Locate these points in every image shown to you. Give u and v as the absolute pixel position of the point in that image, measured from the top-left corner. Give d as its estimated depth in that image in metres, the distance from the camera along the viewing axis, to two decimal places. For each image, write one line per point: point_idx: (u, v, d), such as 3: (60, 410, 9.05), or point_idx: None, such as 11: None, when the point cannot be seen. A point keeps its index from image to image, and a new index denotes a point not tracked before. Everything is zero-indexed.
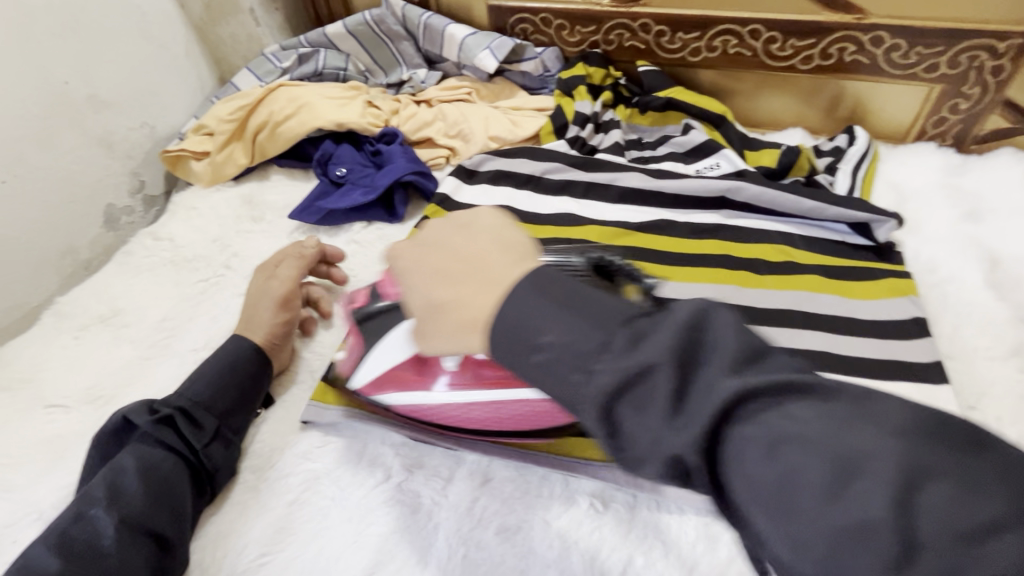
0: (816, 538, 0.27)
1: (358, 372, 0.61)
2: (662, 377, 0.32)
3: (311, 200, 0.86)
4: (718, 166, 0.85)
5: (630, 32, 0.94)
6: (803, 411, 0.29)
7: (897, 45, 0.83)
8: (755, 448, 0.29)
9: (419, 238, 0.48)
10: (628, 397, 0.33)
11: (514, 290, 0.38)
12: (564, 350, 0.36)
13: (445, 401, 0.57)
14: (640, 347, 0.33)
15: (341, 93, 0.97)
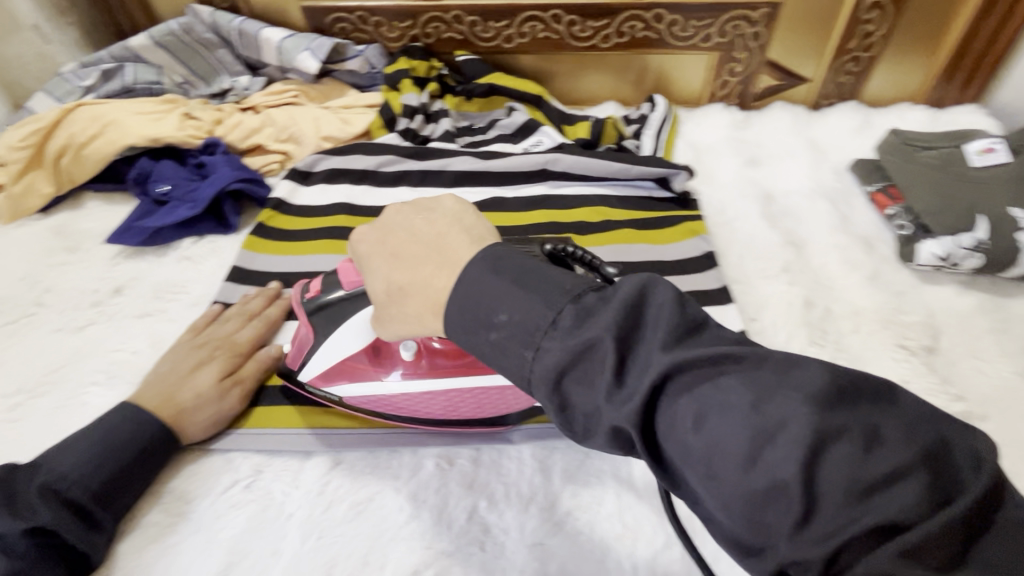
0: (737, 498, 0.28)
1: (307, 364, 0.58)
2: (609, 350, 0.32)
3: (131, 221, 0.81)
4: (541, 143, 0.92)
5: (445, 24, 0.98)
6: (730, 381, 0.30)
7: (675, 20, 0.94)
8: (595, 379, 0.33)
9: (379, 221, 0.47)
10: (576, 373, 0.34)
11: (470, 270, 0.39)
12: (482, 324, 0.37)
13: (398, 391, 0.57)
14: (537, 307, 0.35)
15: (154, 107, 0.92)
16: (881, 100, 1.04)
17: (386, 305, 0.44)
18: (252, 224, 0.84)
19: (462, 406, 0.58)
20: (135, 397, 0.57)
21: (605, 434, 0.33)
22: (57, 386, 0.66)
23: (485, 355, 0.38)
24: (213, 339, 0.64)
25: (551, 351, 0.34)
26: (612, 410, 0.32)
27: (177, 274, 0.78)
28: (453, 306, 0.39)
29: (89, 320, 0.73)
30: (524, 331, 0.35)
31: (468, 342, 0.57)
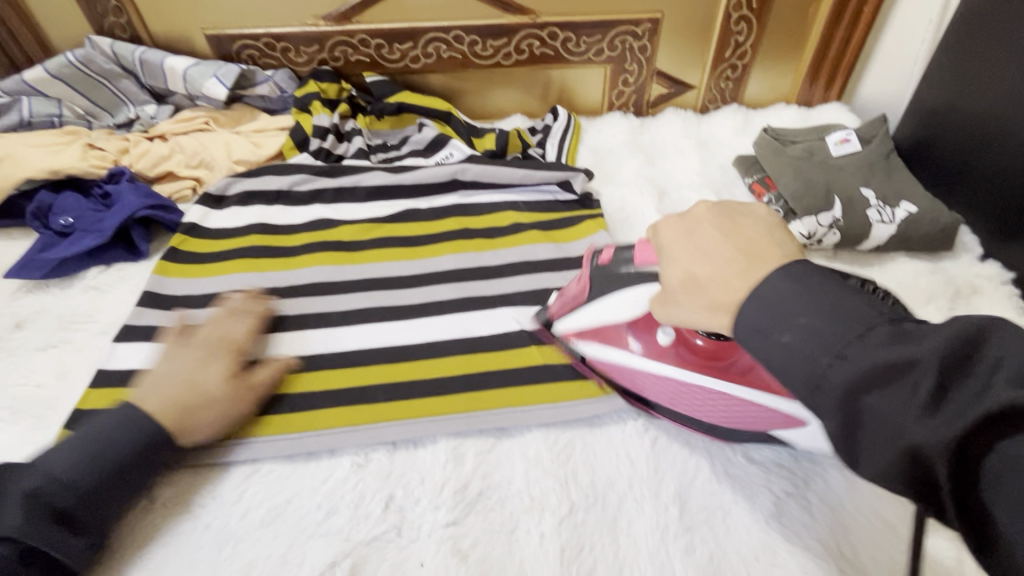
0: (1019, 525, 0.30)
1: (569, 319, 0.65)
2: (919, 377, 0.32)
3: (33, 254, 0.79)
4: (451, 156, 0.97)
5: (352, 47, 1.02)
6: (900, 395, 0.33)
7: (569, 37, 1.02)
8: (901, 402, 0.33)
9: (688, 216, 0.48)
10: (872, 386, 0.34)
11: (772, 278, 0.39)
12: (773, 339, 0.38)
13: (643, 368, 0.61)
14: (860, 316, 0.36)
15: (54, 139, 0.90)
16: (760, 102, 1.15)
17: (678, 292, 0.46)
18: (164, 249, 0.84)
19: (601, 369, 0.64)
20: (140, 400, 0.56)
21: (890, 453, 0.33)
22: None
23: (761, 359, 0.39)
24: (215, 340, 0.64)
25: (849, 364, 0.35)
26: (925, 433, 0.32)
27: (85, 305, 0.76)
28: (750, 306, 0.39)
29: None
30: (836, 338, 0.35)
31: (604, 325, 0.62)
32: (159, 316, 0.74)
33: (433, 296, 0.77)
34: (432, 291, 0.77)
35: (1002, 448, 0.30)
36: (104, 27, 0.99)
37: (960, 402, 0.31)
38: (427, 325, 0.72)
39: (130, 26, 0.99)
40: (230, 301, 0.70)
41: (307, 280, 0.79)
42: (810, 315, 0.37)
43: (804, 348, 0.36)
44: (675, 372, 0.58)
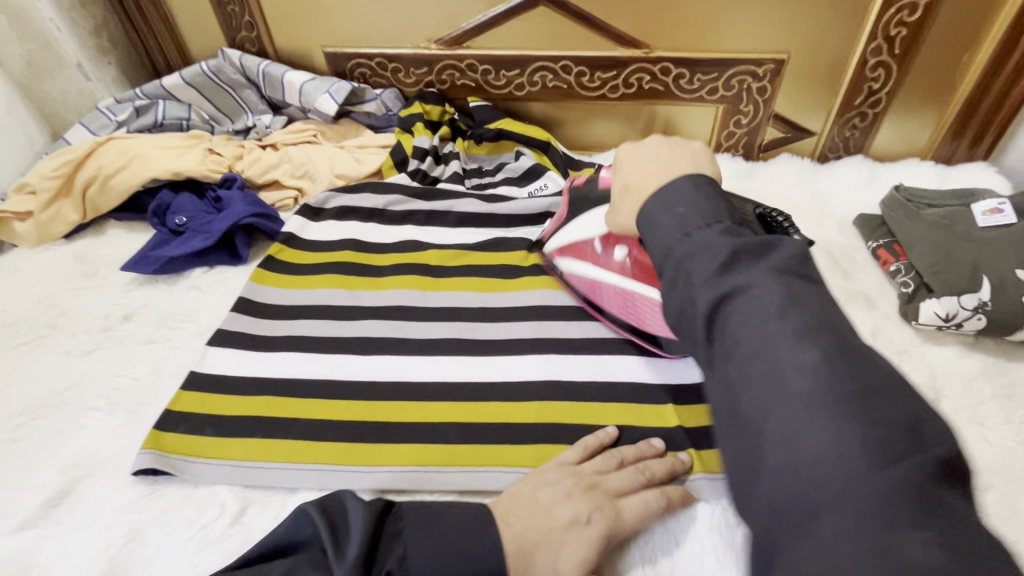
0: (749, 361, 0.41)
1: (555, 238, 0.81)
2: (723, 259, 0.45)
3: (148, 250, 0.85)
4: (546, 187, 0.94)
5: (460, 72, 1.03)
6: (703, 257, 0.46)
7: (682, 74, 0.97)
8: (702, 264, 0.46)
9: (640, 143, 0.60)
10: (700, 253, 0.46)
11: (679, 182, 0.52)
12: (666, 243, 0.49)
13: (613, 285, 0.73)
14: (723, 238, 0.47)
15: (179, 142, 0.97)
16: (889, 155, 1.04)
17: (642, 254, 0.54)
18: (262, 255, 0.88)
19: (578, 295, 0.77)
20: (499, 518, 0.51)
21: (684, 298, 0.46)
22: (59, 410, 0.67)
23: (648, 234, 0.52)
24: (603, 491, 0.54)
25: (702, 265, 0.45)
26: (701, 278, 0.45)
27: (186, 304, 0.80)
28: (653, 201, 0.52)
29: (97, 345, 0.75)
30: (700, 248, 0.47)
31: (577, 241, 0.77)
32: (250, 323, 0.76)
33: (514, 335, 0.74)
34: (514, 329, 0.75)
35: (764, 350, 0.41)
36: (235, 40, 1.05)
37: (757, 314, 0.42)
38: (506, 367, 0.70)
39: (258, 40, 1.05)
40: (644, 450, 0.60)
41: (391, 302, 0.79)
42: (700, 225, 0.48)
43: (681, 259, 0.47)
44: (628, 284, 0.72)
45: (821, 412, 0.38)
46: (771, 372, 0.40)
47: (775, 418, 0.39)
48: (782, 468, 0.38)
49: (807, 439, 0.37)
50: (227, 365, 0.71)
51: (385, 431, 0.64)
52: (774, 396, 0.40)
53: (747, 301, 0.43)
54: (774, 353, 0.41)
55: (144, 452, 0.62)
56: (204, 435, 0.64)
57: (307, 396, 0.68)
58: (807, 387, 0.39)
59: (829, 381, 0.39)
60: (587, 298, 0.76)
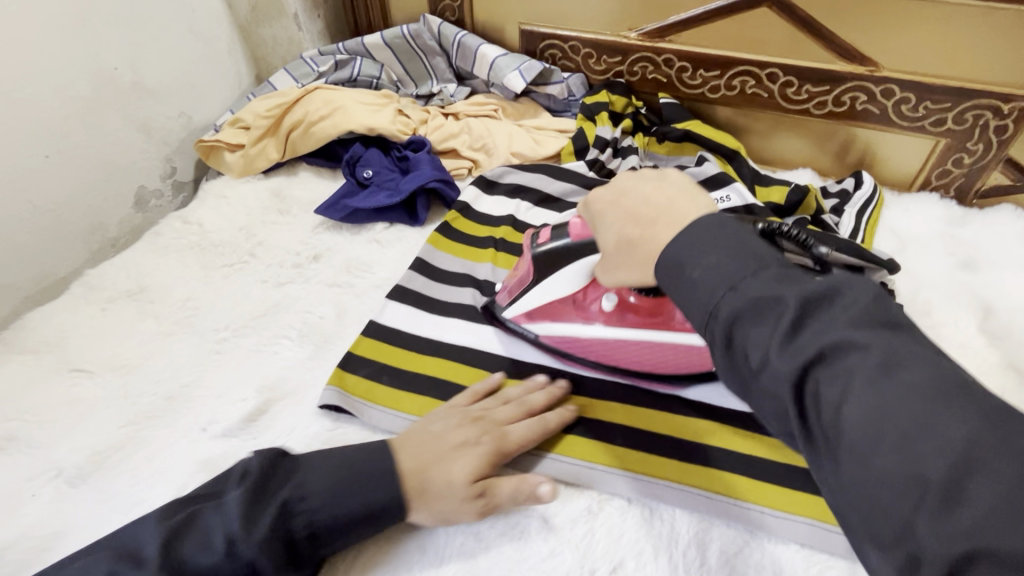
0: (867, 440, 0.35)
1: (515, 304, 0.70)
2: (783, 307, 0.39)
3: (338, 197, 0.90)
4: (728, 198, 0.88)
5: (654, 65, 0.99)
6: (757, 329, 0.39)
7: (907, 98, 0.87)
8: (762, 329, 0.39)
9: (609, 186, 0.57)
10: (751, 315, 0.40)
11: (701, 225, 0.45)
12: (704, 301, 0.43)
13: (596, 334, 0.68)
14: (785, 285, 0.40)
15: (375, 100, 1.01)
16: None
17: (614, 253, 0.54)
18: (437, 222, 0.90)
19: (555, 345, 0.70)
20: (394, 446, 0.55)
21: (770, 381, 0.39)
22: (256, 331, 0.73)
23: (678, 288, 0.45)
24: (489, 421, 0.59)
25: (761, 333, 0.39)
26: (772, 358, 0.38)
27: (367, 255, 0.84)
28: (675, 245, 0.46)
29: (289, 279, 0.81)
30: (755, 309, 0.40)
31: (551, 301, 0.69)
32: (426, 284, 0.79)
33: None
34: None
35: (887, 414, 0.34)
36: (437, 8, 1.09)
37: (844, 372, 0.36)
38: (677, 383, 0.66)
39: (459, 11, 1.07)
40: (548, 391, 0.64)
41: None
42: (744, 275, 0.41)
43: (736, 328, 0.41)
44: (629, 333, 0.67)
45: (957, 484, 0.32)
46: (910, 432, 0.33)
47: (858, 418, 0.35)
48: (914, 541, 0.33)
49: (980, 517, 0.31)
50: (403, 320, 0.74)
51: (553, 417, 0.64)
52: (912, 470, 0.33)
53: (838, 366, 0.36)
54: (891, 414, 0.34)
55: (328, 388, 0.66)
56: (381, 383, 0.67)
57: (479, 365, 0.69)
58: (948, 455, 0.32)
59: (986, 451, 0.32)
60: (575, 353, 0.69)
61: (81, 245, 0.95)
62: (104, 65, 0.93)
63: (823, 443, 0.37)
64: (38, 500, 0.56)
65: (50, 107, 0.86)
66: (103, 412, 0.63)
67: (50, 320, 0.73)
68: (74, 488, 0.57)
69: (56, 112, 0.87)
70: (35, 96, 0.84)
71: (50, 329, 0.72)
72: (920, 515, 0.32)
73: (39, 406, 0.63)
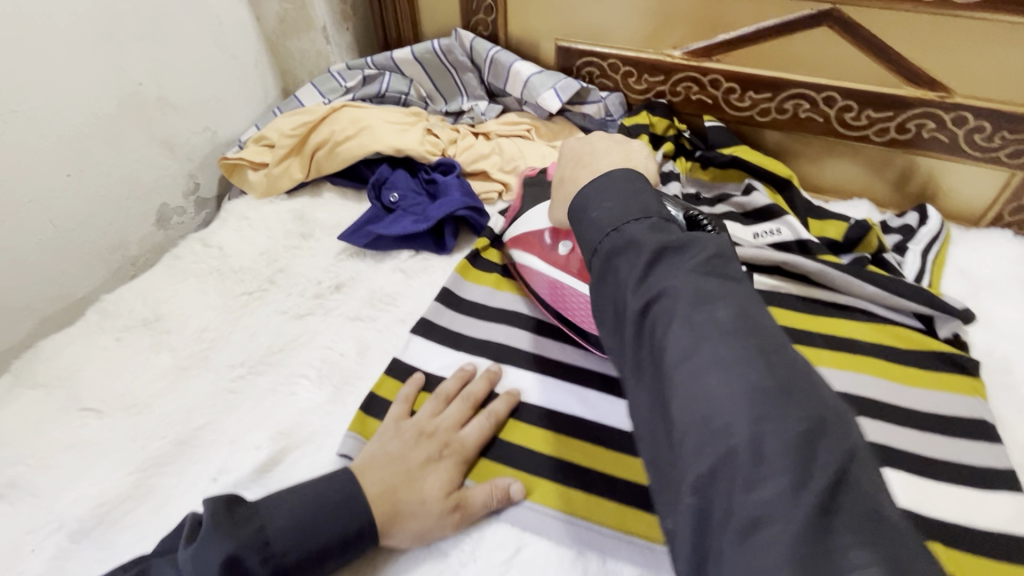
0: (718, 417, 0.35)
1: (531, 265, 0.74)
2: (683, 295, 0.40)
3: (362, 222, 0.85)
4: (778, 232, 0.81)
5: (699, 86, 0.93)
6: (660, 307, 0.41)
7: (981, 127, 0.79)
8: (660, 297, 0.41)
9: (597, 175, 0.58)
10: (658, 304, 0.41)
11: (630, 210, 0.47)
12: (590, 242, 0.48)
13: (595, 300, 0.67)
14: (651, 234, 0.45)
15: (403, 118, 0.97)
16: None
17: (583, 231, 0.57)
18: (465, 250, 0.85)
19: (562, 318, 0.70)
20: (357, 472, 0.54)
21: (649, 349, 0.41)
22: (274, 368, 0.70)
23: (603, 268, 0.46)
24: (441, 432, 0.59)
25: (661, 308, 0.41)
26: (665, 338, 0.39)
27: (391, 285, 0.80)
28: (607, 219, 0.48)
29: (310, 310, 0.77)
30: (624, 245, 0.45)
31: (557, 265, 0.71)
32: (453, 320, 0.74)
33: None
34: None
35: (728, 403, 0.35)
36: (470, 22, 1.04)
37: (713, 354, 0.37)
38: None
39: (492, 25, 1.03)
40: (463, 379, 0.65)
41: None
42: (657, 260, 0.43)
43: (609, 264, 0.45)
44: (574, 279, 0.70)
45: (755, 408, 0.34)
46: (727, 361, 0.37)
47: (714, 417, 0.35)
48: (719, 467, 0.33)
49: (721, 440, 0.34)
50: (428, 360, 0.69)
51: (589, 478, 0.59)
52: (735, 446, 0.33)
53: (673, 302, 0.40)
54: (726, 400, 0.35)
55: (347, 436, 0.61)
56: None
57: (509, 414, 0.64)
58: (721, 390, 0.35)
59: (778, 389, 0.35)
60: (579, 327, 0.69)
61: (101, 265, 0.92)
62: (129, 81, 0.91)
63: (649, 370, 0.40)
64: (40, 555, 0.53)
65: (73, 124, 0.84)
66: (112, 456, 0.60)
67: (63, 350, 0.70)
68: (78, 543, 0.54)
69: (79, 130, 0.85)
70: (57, 113, 0.82)
71: (63, 360, 0.69)
72: (757, 516, 0.31)
73: (47, 448, 0.60)
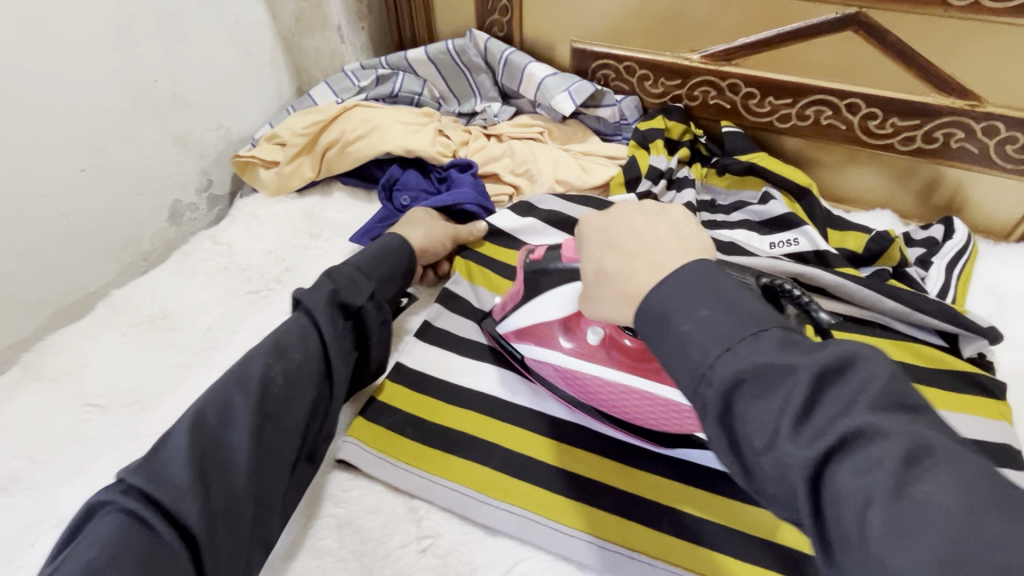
0: (918, 562, 0.27)
1: (508, 318, 0.65)
2: (795, 383, 0.33)
3: (374, 224, 0.86)
4: (795, 242, 0.79)
5: (717, 90, 0.91)
6: (759, 406, 0.34)
7: (1013, 138, 0.76)
8: (765, 402, 0.34)
9: (611, 214, 0.48)
10: (758, 391, 0.34)
11: (685, 270, 0.40)
12: (696, 364, 0.37)
13: (588, 371, 0.59)
14: (800, 353, 0.35)
15: (414, 118, 0.96)
16: None
17: (591, 284, 0.48)
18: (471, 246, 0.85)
19: (547, 377, 0.64)
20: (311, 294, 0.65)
21: (768, 465, 0.34)
22: None
23: (666, 344, 0.39)
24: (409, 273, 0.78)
25: (763, 410, 0.34)
26: (786, 448, 0.32)
27: None
28: (661, 291, 0.40)
29: None
30: (766, 374, 0.34)
31: (536, 325, 0.62)
32: (459, 322, 0.73)
33: None
34: None
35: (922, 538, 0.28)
36: (484, 23, 1.03)
37: (864, 474, 0.30)
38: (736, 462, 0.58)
39: (507, 26, 1.01)
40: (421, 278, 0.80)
41: None
42: (743, 341, 0.36)
43: (737, 395, 0.35)
44: (602, 371, 0.59)
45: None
46: (953, 544, 0.27)
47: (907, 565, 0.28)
48: None
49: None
50: (430, 362, 0.69)
51: (591, 492, 0.57)
52: None
53: (864, 460, 0.30)
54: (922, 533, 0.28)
55: (348, 441, 0.62)
56: (406, 434, 0.62)
57: (510, 421, 0.63)
58: None
59: None
60: (571, 388, 0.62)
61: (113, 260, 0.93)
62: (144, 78, 0.91)
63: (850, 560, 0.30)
64: (36, 551, 0.53)
65: (88, 120, 0.85)
66: (112, 453, 0.60)
67: (70, 345, 0.71)
68: None
69: (93, 126, 0.86)
70: (73, 109, 0.83)
71: (69, 355, 0.69)
72: None
73: (49, 442, 0.60)
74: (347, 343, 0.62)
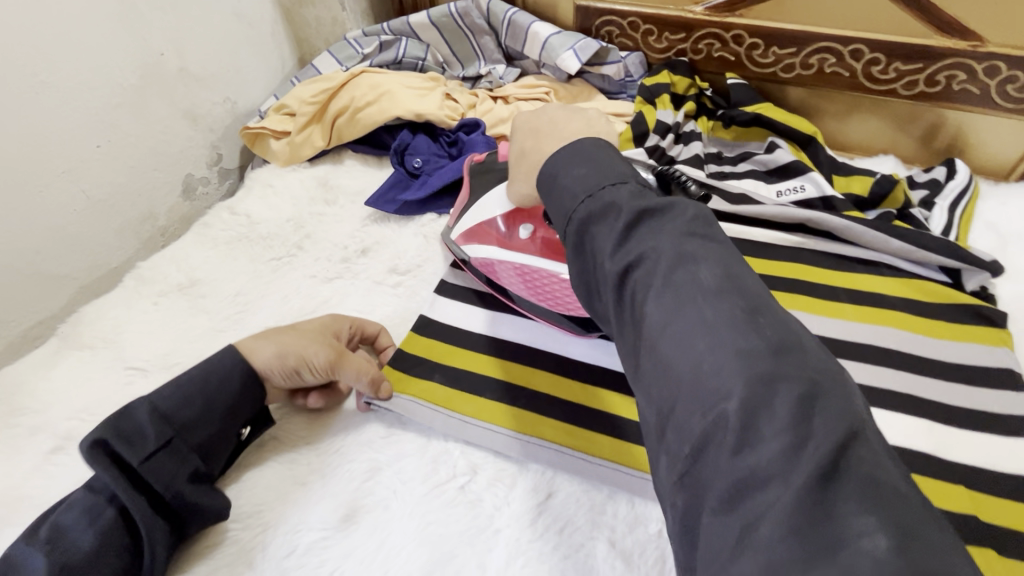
0: (703, 346, 0.33)
1: (459, 224, 0.78)
2: (625, 221, 0.41)
3: (389, 189, 0.88)
4: (802, 189, 0.81)
5: (721, 42, 0.92)
6: (607, 233, 0.42)
7: (1015, 77, 0.77)
8: (604, 230, 0.42)
9: (524, 124, 0.62)
10: (600, 223, 0.43)
11: (586, 142, 0.49)
12: (566, 207, 0.45)
13: (537, 266, 0.69)
14: (635, 201, 0.42)
15: (421, 83, 0.97)
16: None
17: (512, 181, 0.62)
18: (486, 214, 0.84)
19: (486, 276, 0.73)
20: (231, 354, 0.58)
21: (600, 277, 0.42)
22: None
23: (552, 201, 0.48)
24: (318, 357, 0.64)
25: (603, 235, 0.42)
26: (609, 265, 0.40)
27: (414, 250, 0.81)
28: (566, 153, 0.48)
29: (338, 274, 0.79)
30: (603, 210, 0.43)
31: (480, 223, 0.75)
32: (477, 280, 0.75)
33: None
34: None
35: (696, 335, 0.34)
36: None
37: (676, 294, 0.36)
38: None
39: None
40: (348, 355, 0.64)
41: None
42: (602, 188, 0.44)
43: (585, 230, 0.43)
44: (535, 259, 0.70)
45: (721, 351, 0.33)
46: (717, 338, 0.33)
47: (680, 355, 0.34)
48: (702, 417, 0.32)
49: (677, 357, 0.34)
50: (453, 316, 0.71)
51: (616, 428, 0.60)
52: (702, 373, 0.33)
53: (652, 270, 0.38)
54: (715, 334, 0.33)
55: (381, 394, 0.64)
56: (434, 382, 0.65)
57: (534, 367, 0.66)
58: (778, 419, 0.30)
59: (776, 384, 0.30)
60: (519, 279, 0.70)
61: (133, 235, 0.95)
62: (151, 52, 0.91)
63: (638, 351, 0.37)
64: None
65: (99, 96, 0.85)
66: None
67: (104, 315, 0.73)
68: None
69: (105, 101, 0.86)
70: (84, 83, 0.83)
71: (105, 325, 0.72)
72: (731, 472, 0.30)
73: (97, 404, 0.63)
74: (187, 481, 0.52)
